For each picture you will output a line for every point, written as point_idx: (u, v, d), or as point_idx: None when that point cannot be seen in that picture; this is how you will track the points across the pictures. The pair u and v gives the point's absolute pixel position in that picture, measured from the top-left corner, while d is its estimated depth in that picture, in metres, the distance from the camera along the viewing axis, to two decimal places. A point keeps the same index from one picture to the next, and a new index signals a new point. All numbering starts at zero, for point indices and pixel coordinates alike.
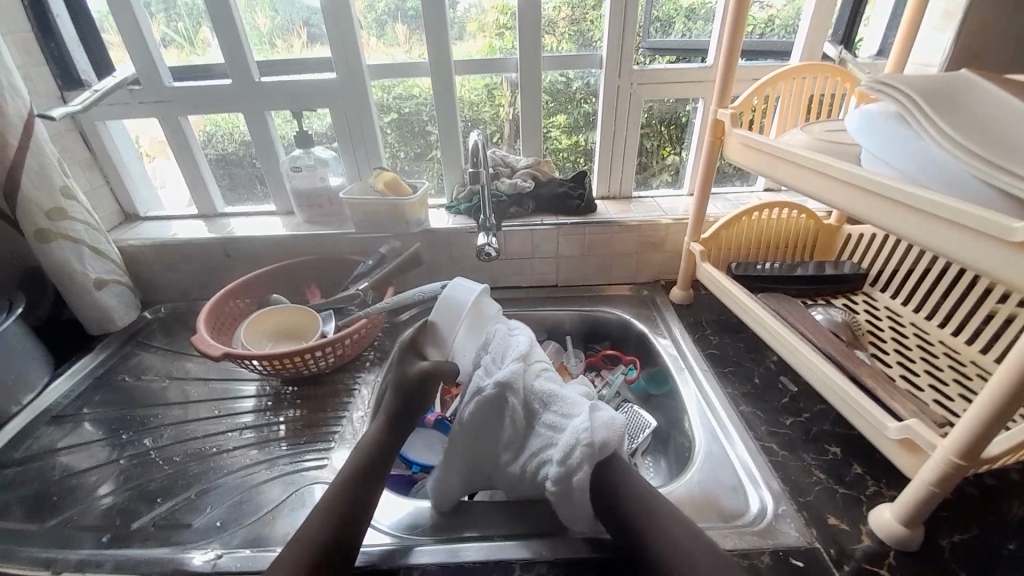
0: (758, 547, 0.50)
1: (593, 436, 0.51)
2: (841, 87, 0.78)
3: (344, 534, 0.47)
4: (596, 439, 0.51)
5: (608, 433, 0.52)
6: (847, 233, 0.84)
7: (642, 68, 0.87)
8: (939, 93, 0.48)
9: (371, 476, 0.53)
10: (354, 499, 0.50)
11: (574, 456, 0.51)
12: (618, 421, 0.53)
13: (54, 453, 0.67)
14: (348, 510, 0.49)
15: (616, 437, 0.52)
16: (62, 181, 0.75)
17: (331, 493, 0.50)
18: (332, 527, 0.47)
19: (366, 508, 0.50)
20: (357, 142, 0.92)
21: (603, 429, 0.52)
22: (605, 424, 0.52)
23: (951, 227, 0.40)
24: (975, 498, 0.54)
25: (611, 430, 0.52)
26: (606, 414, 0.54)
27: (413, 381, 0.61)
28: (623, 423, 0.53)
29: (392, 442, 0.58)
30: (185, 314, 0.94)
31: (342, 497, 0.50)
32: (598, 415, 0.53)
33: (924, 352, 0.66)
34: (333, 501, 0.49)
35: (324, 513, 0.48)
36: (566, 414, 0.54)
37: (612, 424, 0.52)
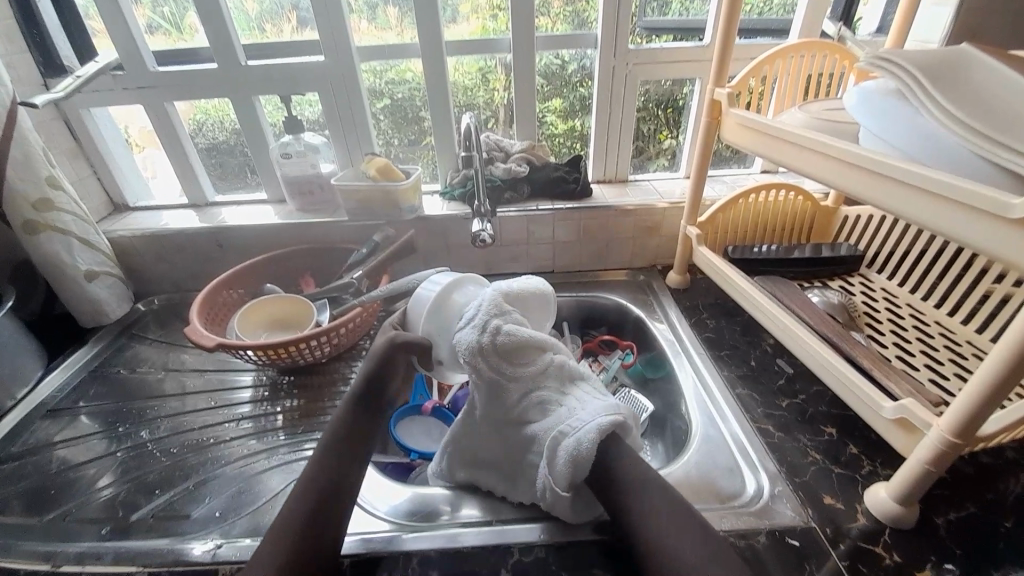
0: (754, 528, 0.50)
1: (556, 478, 0.49)
2: (840, 65, 0.76)
3: (325, 521, 0.46)
4: (563, 474, 0.49)
5: (569, 473, 0.49)
6: (844, 214, 0.83)
7: (638, 48, 0.85)
8: (939, 69, 0.47)
9: (346, 460, 0.52)
10: (333, 484, 0.49)
11: (545, 497, 0.51)
12: (581, 453, 0.48)
13: (51, 446, 0.66)
14: (327, 496, 0.48)
15: (583, 466, 0.48)
16: (48, 171, 0.74)
17: (306, 480, 0.49)
18: (312, 515, 0.46)
19: (348, 492, 0.50)
20: (348, 128, 0.90)
21: (567, 461, 0.49)
22: (565, 464, 0.49)
23: (950, 206, 0.39)
24: (970, 476, 0.54)
25: (573, 466, 0.48)
26: (572, 442, 0.49)
27: (378, 358, 0.57)
28: (592, 446, 0.48)
29: (364, 423, 0.56)
30: (178, 305, 0.93)
31: (320, 483, 0.49)
32: (561, 453, 0.49)
33: (920, 332, 0.66)
34: (309, 489, 0.48)
35: (301, 501, 0.47)
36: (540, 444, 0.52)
37: (576, 456, 0.48)
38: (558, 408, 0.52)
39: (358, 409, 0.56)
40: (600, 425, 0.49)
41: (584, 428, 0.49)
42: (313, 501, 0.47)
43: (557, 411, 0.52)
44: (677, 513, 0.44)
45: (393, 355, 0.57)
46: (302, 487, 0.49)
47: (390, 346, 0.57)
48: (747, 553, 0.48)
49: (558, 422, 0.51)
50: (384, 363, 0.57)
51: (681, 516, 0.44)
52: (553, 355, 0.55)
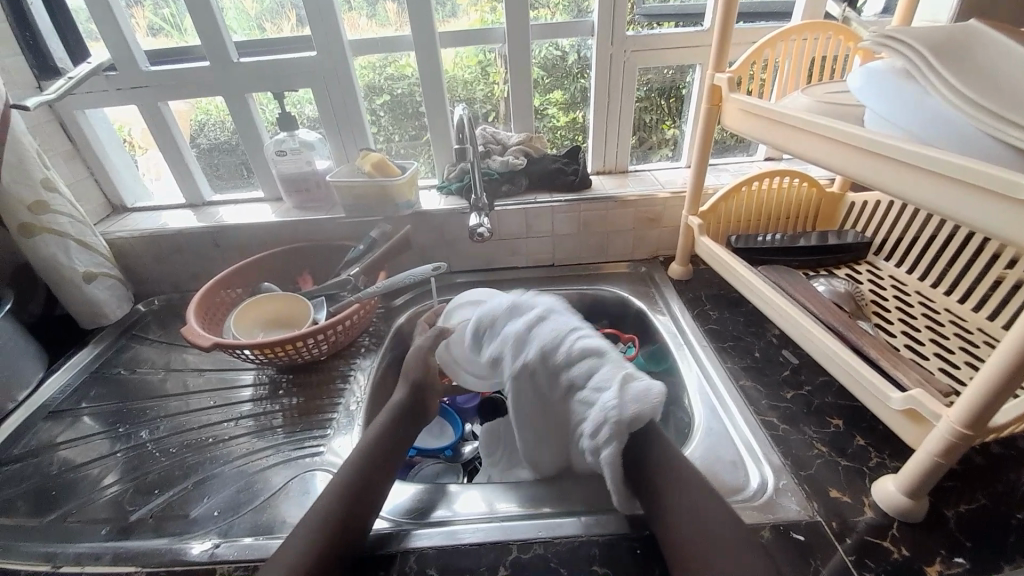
0: (758, 522, 0.49)
1: (623, 412, 0.49)
2: (845, 46, 0.74)
3: (354, 523, 0.48)
4: (626, 412, 0.49)
5: (637, 411, 0.49)
6: (851, 201, 0.81)
7: (636, 34, 0.83)
8: (946, 46, 0.45)
9: (381, 465, 0.54)
10: (363, 489, 0.50)
11: (601, 433, 0.51)
12: (650, 394, 0.50)
13: (54, 447, 0.67)
14: (362, 492, 0.50)
15: (648, 409, 0.49)
16: (43, 173, 0.74)
17: (345, 477, 0.51)
18: (342, 516, 0.47)
19: (375, 498, 0.51)
20: (345, 124, 0.89)
21: (634, 401, 0.50)
22: (633, 403, 0.50)
23: (963, 190, 0.37)
24: (981, 467, 0.53)
25: (640, 406, 0.49)
26: (640, 386, 0.51)
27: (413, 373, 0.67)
28: (660, 393, 0.50)
29: (400, 437, 0.58)
30: (178, 306, 0.93)
31: (353, 484, 0.50)
32: (630, 392, 0.50)
33: (929, 320, 0.64)
34: (344, 489, 0.49)
35: (336, 500, 0.48)
36: (599, 387, 0.52)
37: (644, 400, 0.49)
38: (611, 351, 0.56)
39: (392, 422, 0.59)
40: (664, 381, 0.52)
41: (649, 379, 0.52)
42: (345, 501, 0.48)
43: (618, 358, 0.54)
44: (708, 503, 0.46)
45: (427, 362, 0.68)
46: (338, 484, 0.50)
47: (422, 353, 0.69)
48: None
49: (624, 367, 0.53)
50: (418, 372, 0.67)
51: (715, 507, 0.46)
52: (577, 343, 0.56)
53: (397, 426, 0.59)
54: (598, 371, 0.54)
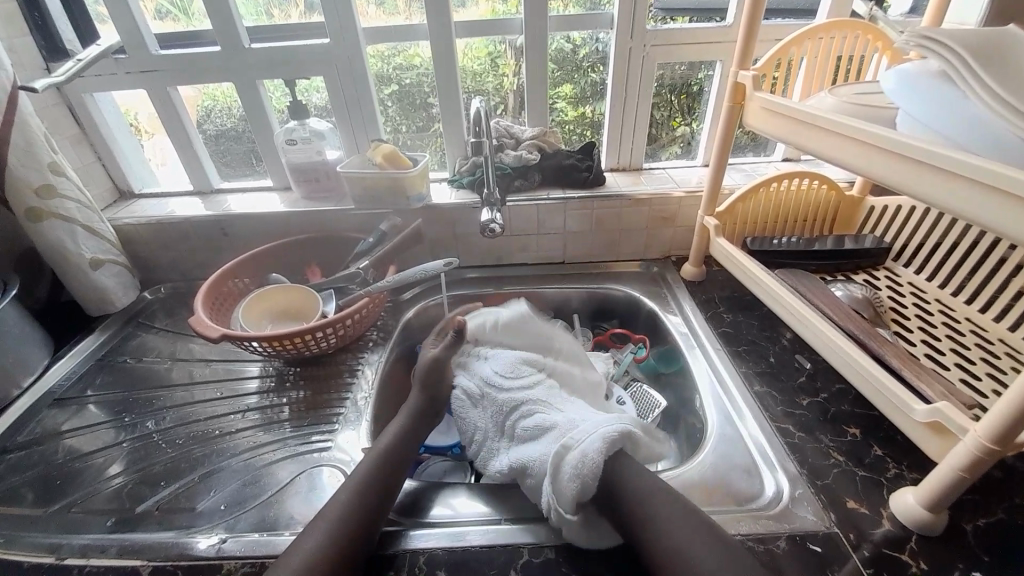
0: (774, 532, 0.48)
1: (558, 491, 0.49)
2: (871, 47, 0.72)
3: (372, 523, 0.48)
4: (565, 495, 0.48)
5: (577, 489, 0.48)
6: (870, 205, 0.79)
7: (655, 28, 0.81)
8: (988, 49, 0.43)
9: (397, 467, 0.54)
10: (381, 489, 0.50)
11: (551, 516, 0.49)
12: (586, 465, 0.49)
13: (59, 435, 0.66)
14: (379, 492, 0.50)
15: (587, 483, 0.48)
16: (50, 157, 0.73)
17: (361, 476, 0.51)
18: (360, 516, 0.47)
19: (390, 498, 0.51)
20: (354, 113, 0.88)
21: (570, 480, 0.49)
22: (572, 480, 0.49)
23: (999, 198, 0.36)
24: (1001, 481, 0.52)
25: (580, 481, 0.49)
26: (576, 455, 0.50)
27: (427, 376, 0.65)
28: (594, 461, 0.49)
29: (412, 440, 0.58)
30: (185, 294, 0.92)
31: (372, 485, 0.50)
32: (565, 469, 0.50)
33: (949, 329, 0.63)
34: (362, 488, 0.50)
35: (356, 498, 0.48)
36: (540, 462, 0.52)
37: (580, 471, 0.49)
38: (562, 419, 0.55)
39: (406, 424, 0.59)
40: (603, 436, 0.51)
41: (590, 438, 0.51)
42: (363, 501, 0.48)
43: (557, 432, 0.54)
44: (698, 534, 0.43)
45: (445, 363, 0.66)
46: (356, 483, 0.50)
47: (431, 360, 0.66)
48: (767, 559, 0.46)
49: (561, 439, 0.52)
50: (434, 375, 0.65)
51: (705, 538, 0.43)
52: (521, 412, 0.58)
53: (414, 429, 0.60)
54: (538, 446, 0.54)
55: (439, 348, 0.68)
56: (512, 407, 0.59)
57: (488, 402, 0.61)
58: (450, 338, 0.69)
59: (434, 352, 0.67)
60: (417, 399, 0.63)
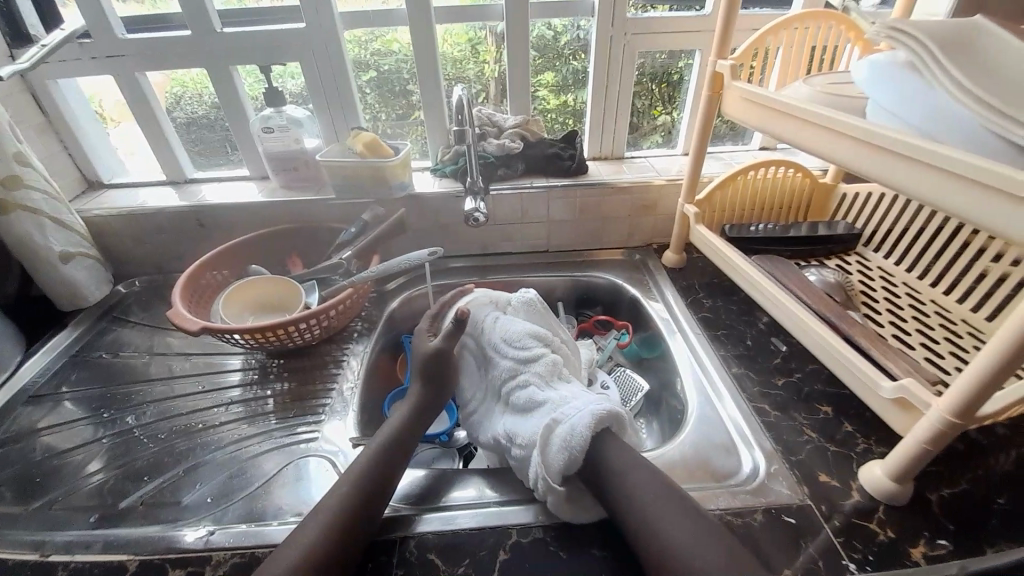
0: (751, 506, 0.50)
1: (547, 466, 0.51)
2: (845, 37, 0.73)
3: (370, 514, 0.48)
4: (553, 467, 0.51)
5: (564, 461, 0.51)
6: (843, 193, 0.82)
7: (636, 17, 0.81)
8: (949, 37, 0.46)
9: (397, 458, 0.54)
10: (380, 480, 0.50)
11: (537, 488, 0.51)
12: (575, 441, 0.51)
13: (35, 433, 0.64)
14: (378, 483, 0.50)
15: (576, 456, 0.51)
16: (14, 146, 0.69)
17: (362, 471, 0.50)
18: (357, 505, 0.47)
19: (389, 489, 0.51)
20: (333, 101, 0.86)
21: (559, 453, 0.51)
22: (561, 451, 0.51)
23: (961, 184, 0.38)
24: (960, 453, 0.55)
25: (567, 455, 0.51)
26: (565, 430, 0.52)
27: (428, 366, 0.63)
28: (584, 436, 0.51)
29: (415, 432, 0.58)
30: (161, 287, 0.90)
31: (372, 477, 0.50)
32: (553, 443, 0.52)
33: (916, 311, 0.66)
34: (362, 482, 0.49)
35: (355, 491, 0.48)
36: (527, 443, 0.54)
37: (570, 446, 0.51)
38: (554, 395, 0.57)
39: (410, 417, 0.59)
40: (594, 413, 0.52)
41: (579, 414, 0.52)
42: (361, 491, 0.49)
43: (549, 406, 0.56)
44: (670, 509, 0.45)
45: (447, 352, 0.64)
46: (355, 476, 0.50)
47: (434, 354, 0.63)
48: (744, 531, 0.48)
49: (552, 413, 0.54)
50: (438, 365, 0.63)
51: (679, 512, 0.45)
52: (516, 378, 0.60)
53: (416, 421, 0.59)
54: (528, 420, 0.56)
55: (440, 339, 0.64)
56: (512, 375, 0.61)
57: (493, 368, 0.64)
58: (449, 327, 0.64)
59: (434, 344, 0.64)
60: (422, 391, 0.62)
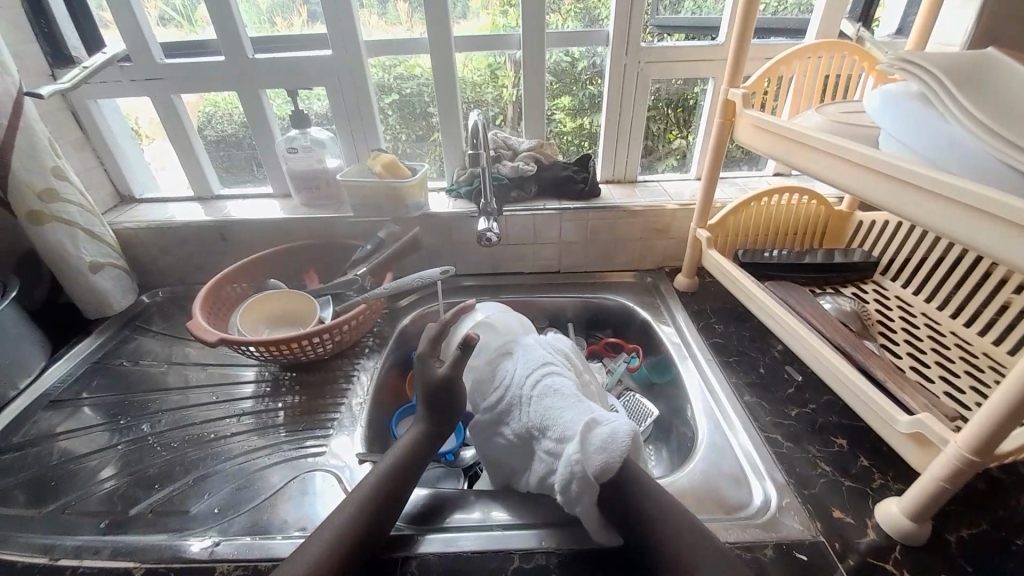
0: (761, 540, 0.49)
1: (585, 466, 0.47)
2: (859, 66, 0.74)
3: (372, 534, 0.48)
4: (591, 467, 0.47)
5: (603, 463, 0.47)
6: (858, 220, 0.81)
7: (650, 46, 0.83)
8: (961, 68, 0.46)
9: (406, 478, 0.54)
10: (385, 501, 0.50)
11: (569, 489, 0.48)
12: (617, 442, 0.48)
13: (55, 437, 0.66)
14: (383, 504, 0.50)
15: (615, 462, 0.47)
16: (54, 162, 0.74)
17: (368, 492, 0.50)
18: (362, 525, 0.47)
19: (394, 509, 0.51)
20: (355, 122, 0.89)
21: (599, 454, 0.47)
22: (600, 452, 0.47)
23: (970, 214, 0.38)
24: (985, 492, 0.53)
25: (605, 457, 0.47)
26: (605, 431, 0.49)
27: (435, 387, 0.59)
28: (626, 440, 0.48)
29: (423, 452, 0.57)
30: (182, 298, 0.93)
31: (378, 497, 0.50)
32: (592, 440, 0.48)
33: (935, 343, 0.65)
34: (368, 503, 0.49)
35: (361, 510, 0.48)
36: (561, 439, 0.50)
37: (611, 448, 0.47)
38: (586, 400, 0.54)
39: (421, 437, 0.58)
40: (634, 423, 0.50)
41: (619, 421, 0.50)
42: (367, 509, 0.49)
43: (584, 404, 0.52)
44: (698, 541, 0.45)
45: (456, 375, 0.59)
46: (362, 496, 0.49)
47: (443, 378, 0.59)
48: (753, 566, 0.47)
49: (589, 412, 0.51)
50: (447, 387, 0.59)
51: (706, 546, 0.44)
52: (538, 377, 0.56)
53: (423, 440, 0.58)
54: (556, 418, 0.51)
55: (449, 366, 0.59)
56: (543, 363, 0.57)
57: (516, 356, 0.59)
58: (456, 352, 0.60)
59: (440, 371, 0.59)
60: (427, 414, 0.60)
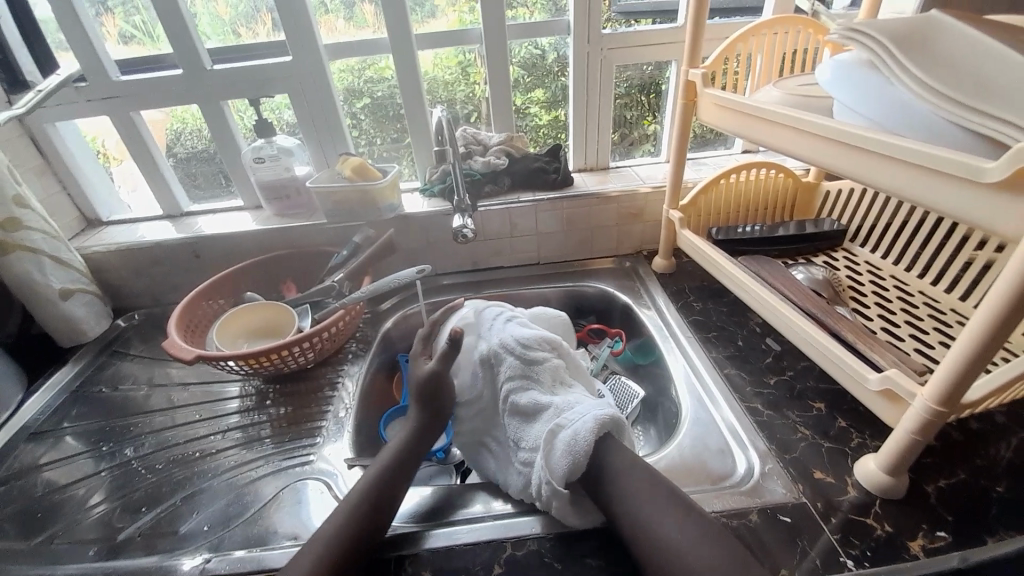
0: (747, 507, 0.50)
1: (553, 471, 0.50)
2: (813, 39, 0.75)
3: (363, 535, 0.48)
4: (557, 471, 0.50)
5: (567, 467, 0.50)
6: (826, 190, 0.83)
7: (612, 32, 0.84)
8: (903, 33, 0.47)
9: (398, 476, 0.54)
10: (374, 509, 0.50)
11: (541, 494, 0.50)
12: (579, 443, 0.50)
13: (38, 468, 0.65)
14: (371, 512, 0.49)
15: (581, 460, 0.50)
16: (14, 189, 0.72)
17: (354, 502, 0.50)
18: (351, 535, 0.47)
19: (385, 517, 0.50)
20: (324, 129, 0.88)
21: (564, 457, 0.50)
22: (563, 456, 0.50)
23: (925, 174, 0.39)
24: (960, 442, 0.54)
25: (570, 460, 0.50)
26: (568, 434, 0.51)
27: (423, 386, 0.61)
28: (588, 439, 0.50)
29: (412, 459, 0.57)
30: (160, 319, 0.91)
31: (367, 507, 0.49)
32: (558, 445, 0.51)
33: (904, 303, 0.66)
34: (355, 514, 0.49)
35: (350, 513, 0.48)
36: (533, 448, 0.54)
37: (574, 450, 0.50)
38: (558, 400, 0.56)
39: (412, 443, 0.58)
40: (597, 416, 0.52)
41: (582, 419, 0.52)
42: (355, 519, 0.48)
43: (553, 410, 0.55)
44: (658, 499, 0.46)
45: (442, 371, 0.62)
46: (349, 505, 0.49)
47: (430, 376, 0.61)
48: (741, 532, 0.48)
49: (555, 418, 0.54)
50: (433, 385, 0.61)
51: (666, 503, 0.46)
52: (514, 388, 0.59)
53: (414, 446, 0.58)
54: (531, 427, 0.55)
55: (437, 361, 0.62)
56: (518, 377, 0.60)
57: (497, 369, 0.62)
58: (445, 348, 0.63)
59: (428, 367, 0.62)
60: (417, 414, 0.60)
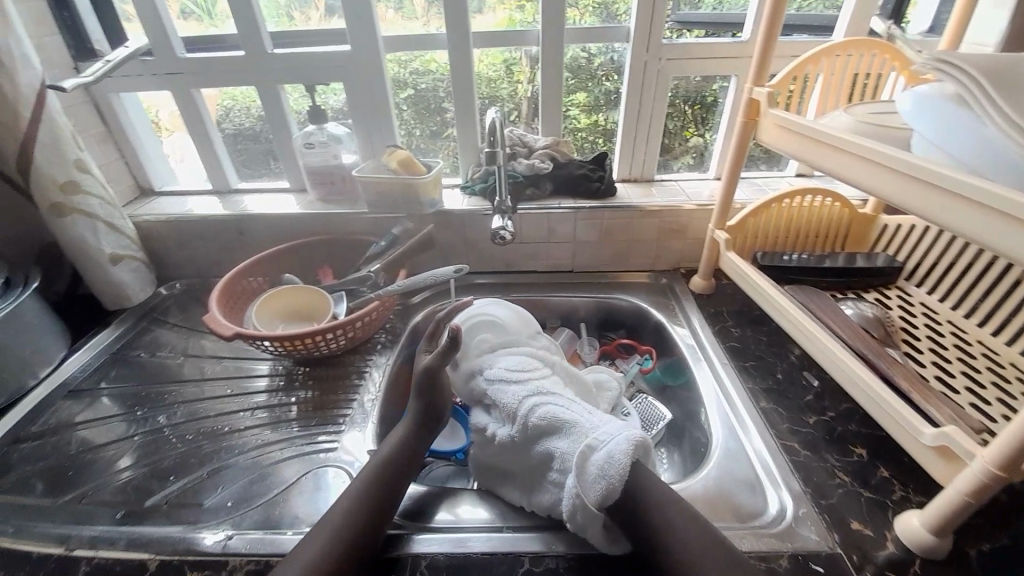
0: (776, 550, 0.48)
1: (589, 496, 0.48)
2: (889, 66, 0.72)
3: (371, 535, 0.48)
4: (591, 497, 0.48)
5: (601, 493, 0.47)
6: (883, 223, 0.79)
7: (670, 42, 0.82)
8: (997, 68, 0.44)
9: (403, 469, 0.55)
10: (381, 497, 0.51)
11: (574, 518, 0.48)
12: (614, 467, 0.48)
13: (72, 426, 0.68)
14: (379, 502, 0.50)
15: (616, 485, 0.47)
16: (76, 155, 0.75)
17: (364, 488, 0.51)
18: (359, 523, 0.48)
19: (389, 506, 0.51)
20: (371, 119, 0.89)
21: (598, 481, 0.48)
22: (598, 481, 0.48)
23: (1001, 220, 0.36)
24: (1011, 507, 0.51)
25: (605, 485, 0.48)
26: (602, 456, 0.49)
27: (420, 378, 0.62)
28: (624, 459, 0.48)
29: (420, 443, 0.59)
30: (199, 291, 0.94)
31: (374, 496, 0.50)
32: (591, 468, 0.49)
33: (960, 352, 0.63)
34: (364, 499, 0.50)
35: (357, 507, 0.49)
36: (565, 469, 0.51)
37: (609, 474, 0.48)
38: (580, 418, 0.53)
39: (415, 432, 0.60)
40: (628, 439, 0.49)
41: (614, 440, 0.50)
42: (366, 509, 0.49)
43: (580, 428, 0.52)
44: (703, 538, 0.44)
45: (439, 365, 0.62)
46: (357, 491, 0.50)
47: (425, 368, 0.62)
48: None
49: (584, 438, 0.51)
50: (427, 376, 0.61)
51: (708, 541, 0.44)
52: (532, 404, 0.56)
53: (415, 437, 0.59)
54: (557, 439, 0.53)
55: (433, 356, 0.62)
56: (533, 393, 0.57)
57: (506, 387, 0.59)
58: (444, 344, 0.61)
59: (426, 360, 0.62)
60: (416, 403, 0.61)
